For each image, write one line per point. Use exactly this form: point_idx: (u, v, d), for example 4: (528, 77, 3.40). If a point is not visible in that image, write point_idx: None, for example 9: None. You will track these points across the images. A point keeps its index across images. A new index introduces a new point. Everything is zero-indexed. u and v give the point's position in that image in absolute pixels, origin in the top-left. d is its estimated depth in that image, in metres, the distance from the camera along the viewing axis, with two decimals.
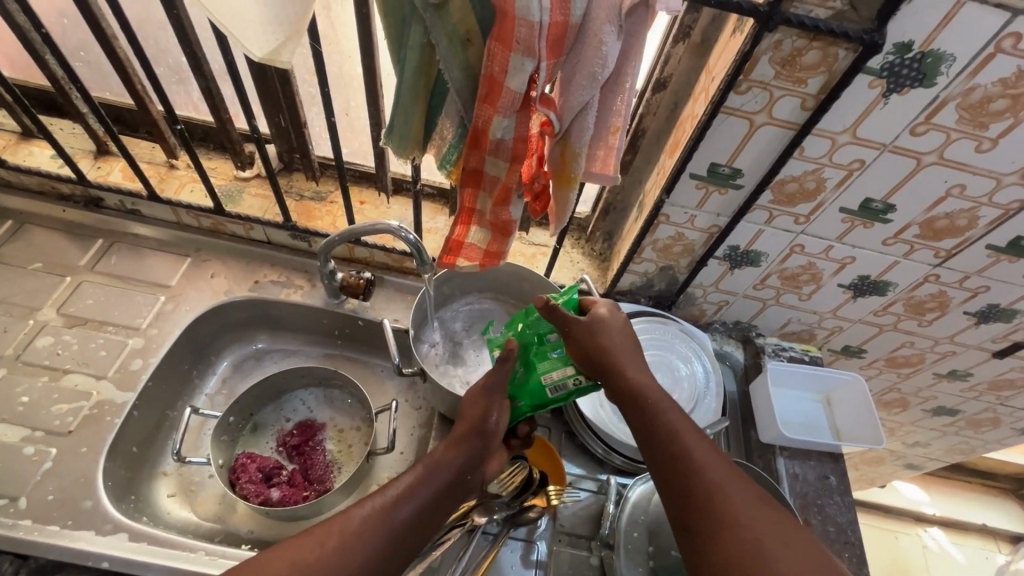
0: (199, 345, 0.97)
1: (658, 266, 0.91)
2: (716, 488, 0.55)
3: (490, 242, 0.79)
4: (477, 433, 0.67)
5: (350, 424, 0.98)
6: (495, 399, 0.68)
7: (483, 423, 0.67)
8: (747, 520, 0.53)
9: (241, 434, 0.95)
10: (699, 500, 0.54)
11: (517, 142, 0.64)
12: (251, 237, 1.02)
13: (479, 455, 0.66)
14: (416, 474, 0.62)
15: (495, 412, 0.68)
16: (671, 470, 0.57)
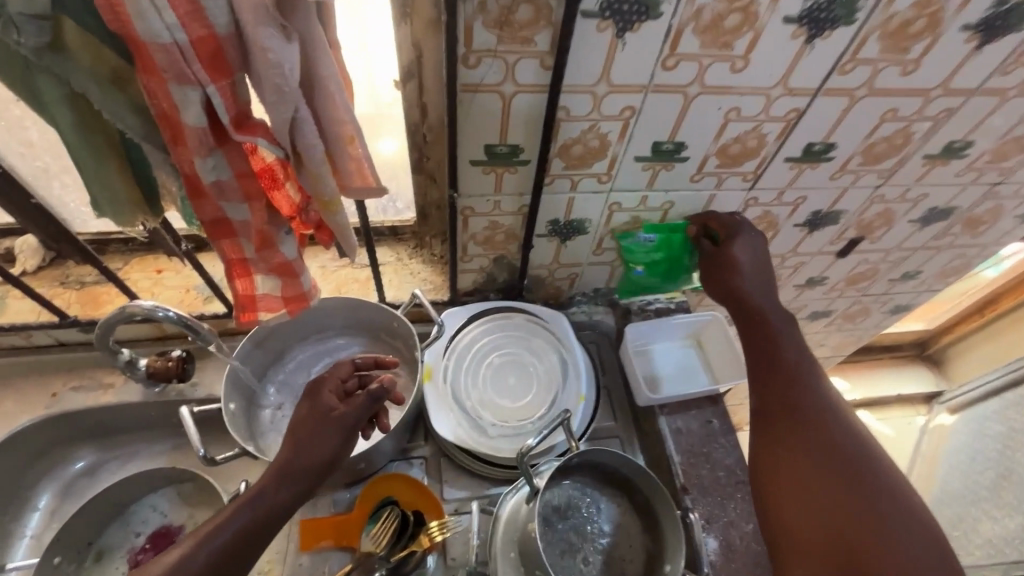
0: (5, 483, 0.83)
1: (491, 259, 0.85)
2: (819, 412, 0.67)
3: (284, 288, 0.68)
4: (304, 464, 0.60)
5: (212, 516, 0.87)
6: (329, 424, 0.62)
7: (314, 452, 0.61)
8: (838, 441, 0.65)
9: (83, 564, 0.83)
10: (787, 406, 0.69)
11: (243, 178, 0.55)
12: (35, 344, 0.87)
13: (308, 485, 0.61)
14: (233, 511, 0.56)
15: (328, 439, 0.62)
16: (773, 375, 0.72)
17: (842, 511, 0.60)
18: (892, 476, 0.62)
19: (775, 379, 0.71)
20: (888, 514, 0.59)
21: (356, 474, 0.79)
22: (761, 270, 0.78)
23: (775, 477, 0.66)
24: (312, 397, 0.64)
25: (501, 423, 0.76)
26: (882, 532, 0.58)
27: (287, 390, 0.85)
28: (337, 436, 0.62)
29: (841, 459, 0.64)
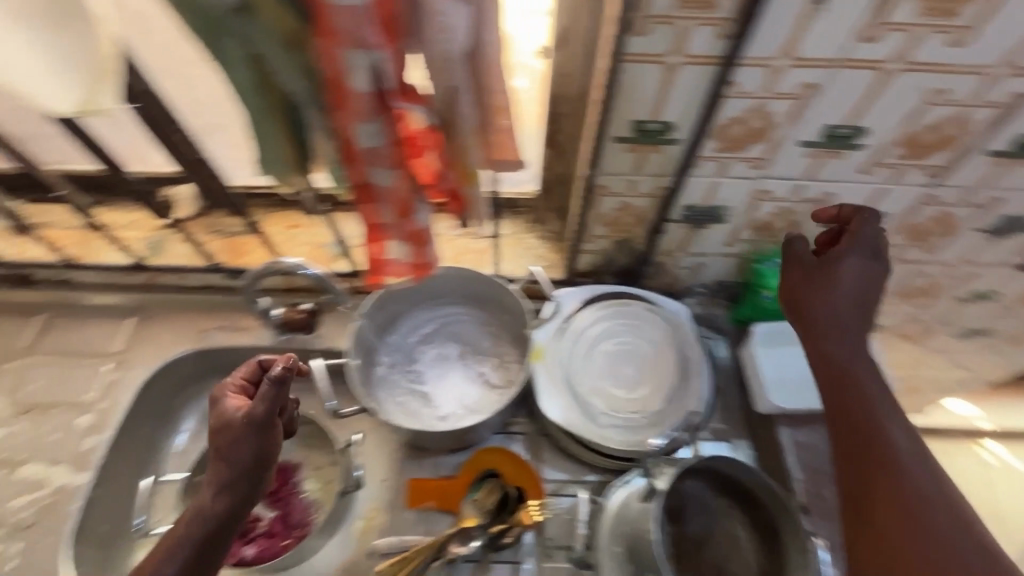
0: (158, 406, 0.93)
1: (614, 241, 0.81)
2: (881, 437, 0.56)
3: (412, 254, 0.70)
4: (223, 497, 0.60)
5: (325, 459, 0.94)
6: (238, 438, 0.60)
7: (198, 498, 0.60)
8: (843, 433, 0.58)
9: None
10: (862, 422, 0.58)
11: (394, 145, 0.55)
12: (187, 284, 0.95)
13: (222, 525, 0.60)
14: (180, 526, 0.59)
15: (215, 474, 0.60)
16: (843, 386, 0.60)
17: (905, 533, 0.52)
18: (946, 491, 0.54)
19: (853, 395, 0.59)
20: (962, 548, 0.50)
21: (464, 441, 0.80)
22: (860, 301, 0.62)
23: (877, 522, 0.53)
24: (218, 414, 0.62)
25: (612, 413, 0.73)
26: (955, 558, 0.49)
27: (404, 355, 0.87)
28: (263, 444, 0.61)
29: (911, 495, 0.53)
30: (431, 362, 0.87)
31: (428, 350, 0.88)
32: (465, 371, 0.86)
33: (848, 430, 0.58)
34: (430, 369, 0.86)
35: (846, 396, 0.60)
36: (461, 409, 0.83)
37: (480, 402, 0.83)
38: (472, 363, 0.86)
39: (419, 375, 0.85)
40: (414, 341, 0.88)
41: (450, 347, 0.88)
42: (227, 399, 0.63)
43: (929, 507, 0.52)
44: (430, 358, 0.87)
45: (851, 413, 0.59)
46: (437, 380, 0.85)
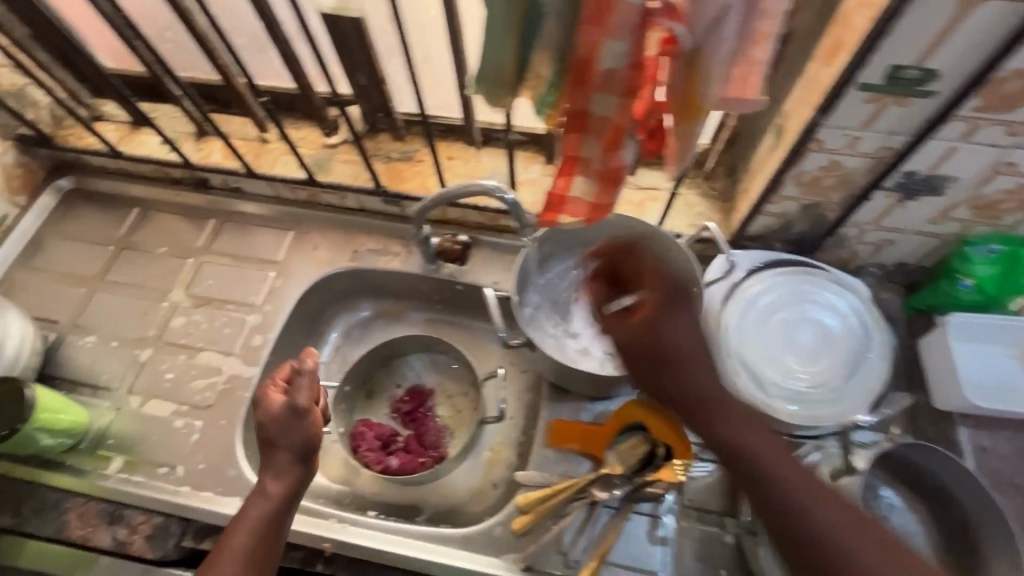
0: (310, 317, 0.99)
1: (801, 205, 0.75)
2: (763, 465, 0.54)
3: (596, 194, 0.68)
4: (268, 503, 0.63)
5: (458, 389, 0.97)
6: (276, 433, 0.65)
7: (258, 504, 0.63)
8: (755, 467, 0.54)
9: (358, 401, 0.96)
10: (742, 467, 0.54)
11: (632, 71, 0.53)
12: (346, 207, 1.01)
13: (280, 513, 0.63)
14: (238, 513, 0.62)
15: (268, 476, 0.64)
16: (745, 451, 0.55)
17: None
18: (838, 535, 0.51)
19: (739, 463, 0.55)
20: None
21: (612, 389, 0.80)
22: (701, 349, 0.57)
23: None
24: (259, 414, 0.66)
25: (784, 385, 0.70)
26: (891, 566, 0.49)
27: (556, 302, 0.87)
28: (307, 428, 0.65)
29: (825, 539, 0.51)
30: (585, 312, 0.87)
31: (582, 300, 0.87)
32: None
33: (763, 492, 0.54)
34: (584, 318, 0.86)
35: (733, 435, 0.55)
36: (621, 360, 0.83)
37: None
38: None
39: (567, 320, 0.86)
40: (566, 288, 0.88)
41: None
42: (275, 399, 0.66)
43: (836, 533, 0.51)
44: (584, 307, 0.87)
45: (738, 454, 0.55)
46: (593, 330, 0.85)
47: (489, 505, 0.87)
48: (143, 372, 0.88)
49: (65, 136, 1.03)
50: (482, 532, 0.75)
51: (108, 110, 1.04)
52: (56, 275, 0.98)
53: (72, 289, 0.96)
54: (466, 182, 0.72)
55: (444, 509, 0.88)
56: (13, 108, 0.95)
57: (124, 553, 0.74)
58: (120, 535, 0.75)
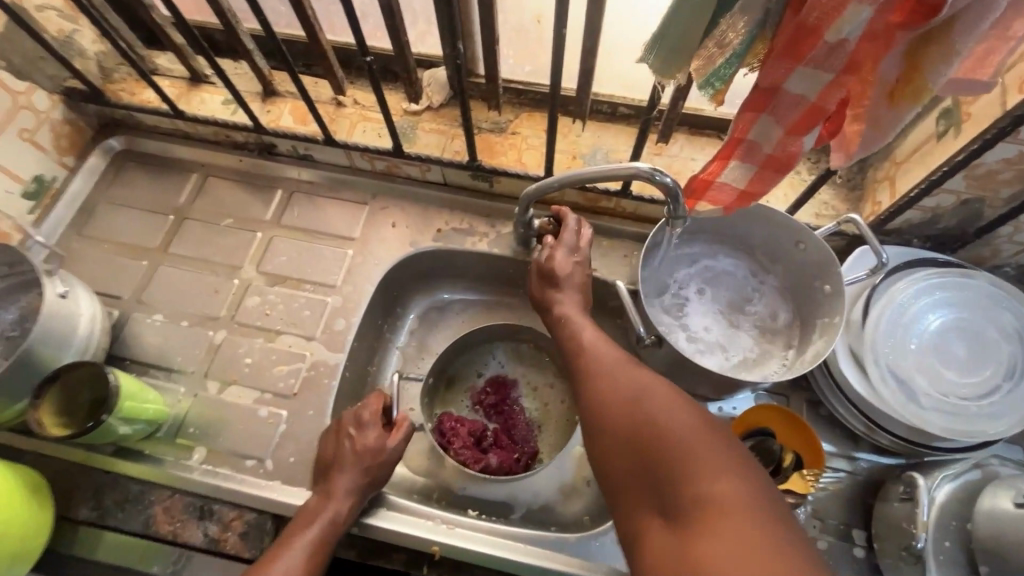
0: (388, 299, 0.92)
1: (960, 199, 0.68)
2: (653, 419, 0.58)
3: (751, 182, 0.61)
4: (308, 545, 0.63)
5: (542, 380, 0.92)
6: (347, 464, 0.67)
7: (293, 546, 0.62)
8: (619, 423, 0.60)
9: (437, 394, 0.90)
10: (629, 422, 0.59)
11: (862, 42, 0.46)
12: (427, 179, 0.92)
13: (336, 527, 0.65)
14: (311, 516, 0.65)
15: (318, 519, 0.64)
16: (618, 408, 0.61)
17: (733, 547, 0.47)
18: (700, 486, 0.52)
19: (626, 416, 0.60)
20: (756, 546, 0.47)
21: (734, 391, 0.75)
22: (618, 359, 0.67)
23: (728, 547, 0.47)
24: (342, 443, 0.69)
25: (939, 397, 0.65)
26: (731, 523, 0.48)
27: (674, 296, 0.80)
28: (396, 454, 0.70)
29: (693, 487, 0.52)
30: (706, 306, 0.80)
31: (700, 293, 0.81)
32: (744, 313, 0.80)
33: (636, 442, 0.58)
34: (707, 313, 0.80)
35: (621, 417, 0.60)
36: (756, 354, 0.78)
37: (766, 348, 0.78)
38: (751, 305, 0.81)
39: (683, 310, 0.80)
40: (681, 281, 0.81)
41: (722, 288, 0.81)
42: (372, 426, 0.70)
43: (706, 483, 0.51)
44: (704, 301, 0.81)
45: (622, 422, 0.60)
46: (720, 326, 0.79)
47: (585, 505, 0.83)
48: (219, 355, 0.82)
49: (117, 92, 0.93)
50: (598, 539, 0.71)
51: (163, 63, 0.95)
52: (112, 245, 0.90)
53: (132, 261, 0.89)
54: (612, 167, 0.66)
55: (539, 508, 0.83)
56: (64, 57, 0.85)
57: (217, 551, 0.69)
58: (212, 532, 0.70)
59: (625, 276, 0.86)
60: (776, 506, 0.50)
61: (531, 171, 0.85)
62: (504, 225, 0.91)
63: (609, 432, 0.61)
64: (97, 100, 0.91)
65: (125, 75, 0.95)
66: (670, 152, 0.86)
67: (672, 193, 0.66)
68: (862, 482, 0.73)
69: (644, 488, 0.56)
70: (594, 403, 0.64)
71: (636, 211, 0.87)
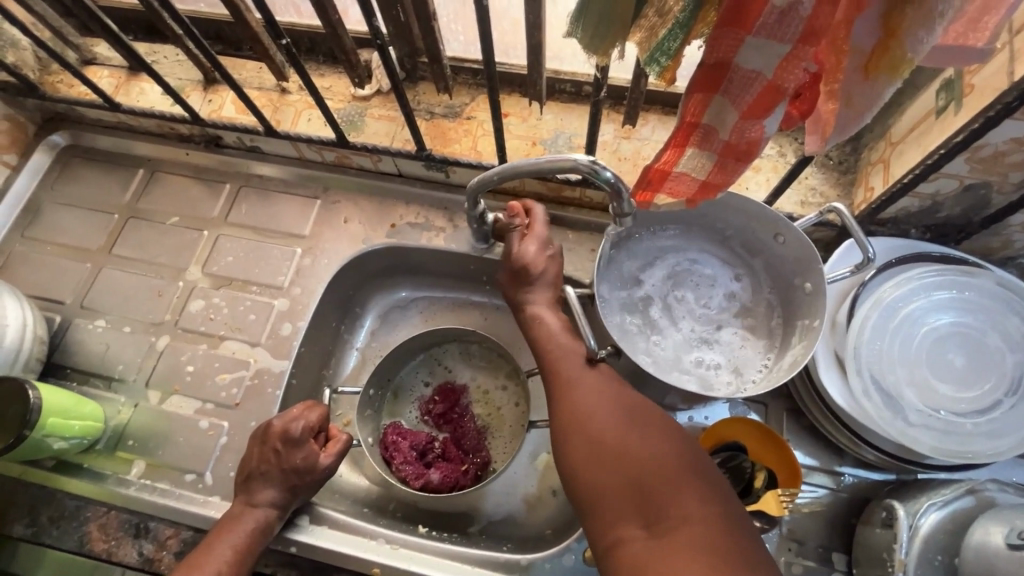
0: (343, 298, 0.87)
1: (963, 185, 0.59)
2: (630, 436, 0.54)
3: (711, 173, 0.53)
4: (233, 548, 0.61)
5: (494, 383, 0.86)
6: (273, 473, 0.64)
7: (219, 547, 0.61)
8: (597, 434, 0.56)
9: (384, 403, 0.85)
10: (601, 434, 0.55)
11: (822, 5, 0.38)
12: (380, 170, 0.86)
13: (269, 525, 0.64)
14: (239, 518, 0.63)
15: (245, 523, 0.63)
16: (590, 421, 0.57)
17: (712, 553, 0.45)
18: (673, 496, 0.50)
19: (596, 429, 0.56)
20: (733, 553, 0.45)
21: (704, 401, 0.68)
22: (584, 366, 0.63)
23: (699, 553, 0.45)
24: (266, 453, 0.65)
25: (928, 412, 0.58)
26: (714, 541, 0.46)
27: (640, 295, 0.74)
28: (327, 466, 0.67)
29: (668, 497, 0.50)
30: (682, 310, 0.73)
31: (672, 294, 0.74)
32: (724, 318, 0.73)
33: (607, 451, 0.54)
34: (678, 317, 0.73)
35: (600, 429, 0.56)
36: (730, 359, 0.70)
37: (742, 352, 0.71)
38: (732, 308, 0.73)
39: (651, 309, 0.73)
40: (650, 280, 0.74)
41: (699, 290, 0.74)
42: (306, 442, 0.66)
43: (679, 494, 0.50)
44: (679, 305, 0.73)
45: (600, 433, 0.55)
46: (696, 333, 0.72)
47: (550, 518, 0.78)
48: (162, 363, 0.78)
49: (55, 84, 0.89)
50: (552, 560, 0.66)
51: (100, 52, 0.90)
52: (56, 247, 0.87)
53: (76, 263, 0.85)
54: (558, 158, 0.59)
55: (499, 520, 0.78)
56: None
57: (153, 570, 0.67)
58: (147, 551, 0.67)
59: (591, 273, 0.79)
60: (740, 519, 0.49)
61: (486, 160, 0.78)
62: (462, 218, 0.84)
63: (583, 439, 0.56)
64: (32, 94, 0.86)
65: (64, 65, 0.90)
66: (640, 135, 0.77)
67: (617, 190, 0.60)
68: (845, 500, 0.66)
69: (621, 502, 0.52)
70: (568, 409, 0.59)
71: (603, 201, 0.79)
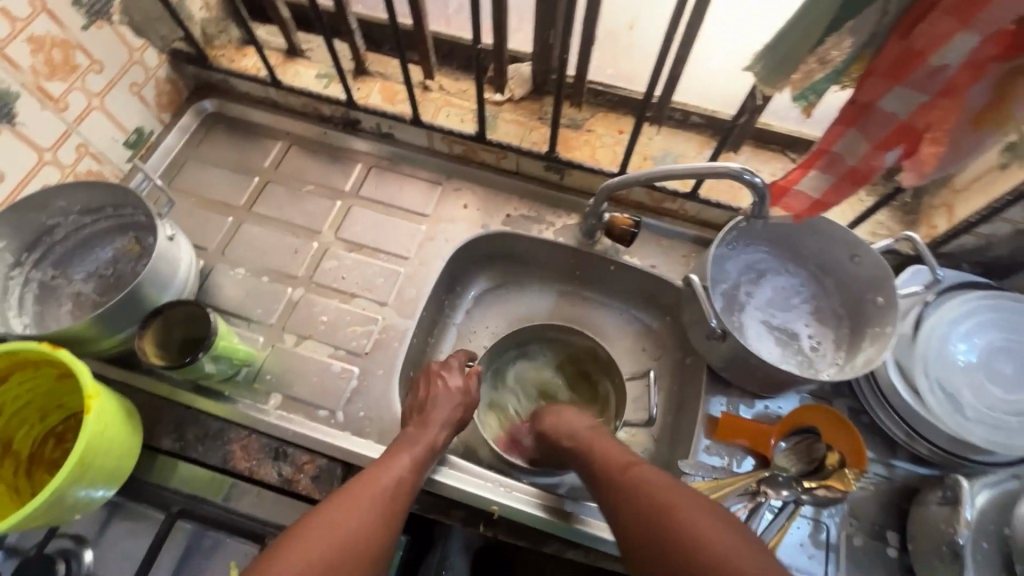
0: (453, 275, 0.97)
1: (1016, 229, 0.73)
2: (683, 513, 0.60)
3: (826, 193, 0.65)
4: (398, 478, 0.68)
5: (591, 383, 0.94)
6: (442, 397, 0.78)
7: (386, 473, 0.67)
8: (642, 508, 0.63)
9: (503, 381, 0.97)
10: (655, 531, 0.61)
11: (960, 72, 0.50)
12: (501, 167, 0.98)
13: (432, 454, 0.72)
14: (409, 444, 0.71)
15: (406, 455, 0.70)
16: (644, 510, 0.63)
17: None
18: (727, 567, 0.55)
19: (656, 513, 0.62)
20: None
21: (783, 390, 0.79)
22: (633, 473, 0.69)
23: None
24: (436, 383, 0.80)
25: (983, 409, 0.70)
26: None
27: (728, 297, 0.87)
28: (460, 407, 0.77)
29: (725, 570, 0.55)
30: (759, 318, 0.86)
31: (756, 303, 0.88)
32: (796, 325, 0.86)
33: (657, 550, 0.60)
34: (760, 322, 0.86)
35: (645, 496, 0.64)
36: (802, 360, 0.83)
37: (814, 358, 0.83)
38: (803, 317, 0.86)
39: (738, 311, 0.87)
40: (739, 287, 0.88)
41: (775, 301, 0.88)
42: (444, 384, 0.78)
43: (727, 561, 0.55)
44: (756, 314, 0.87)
45: (646, 497, 0.64)
46: (774, 337, 0.85)
47: None
48: (297, 311, 0.87)
49: (217, 57, 0.99)
50: None
51: (261, 34, 1.01)
52: (200, 200, 0.95)
53: (217, 216, 0.94)
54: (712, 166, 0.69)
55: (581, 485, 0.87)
56: (179, 20, 0.90)
57: (290, 490, 0.73)
58: (286, 472, 0.74)
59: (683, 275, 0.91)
60: None
61: (605, 167, 0.91)
62: (570, 216, 0.96)
63: (632, 507, 0.64)
64: (200, 62, 0.96)
65: (225, 42, 1.01)
66: (736, 161, 0.91)
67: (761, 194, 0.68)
68: (898, 487, 0.77)
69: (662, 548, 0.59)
70: (618, 507, 0.66)
71: (697, 214, 0.92)
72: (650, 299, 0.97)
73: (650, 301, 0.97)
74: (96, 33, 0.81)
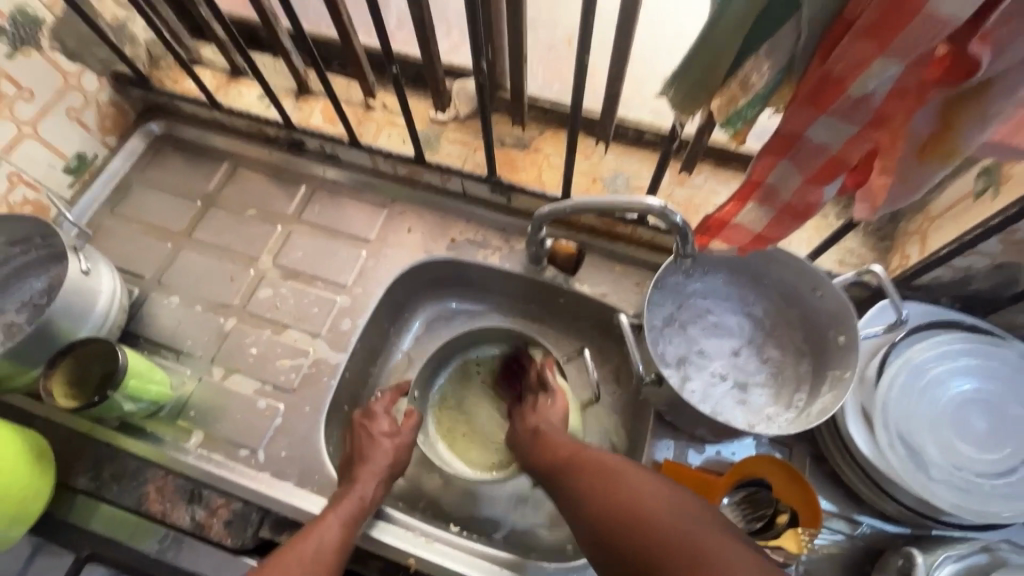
0: (397, 303, 0.93)
1: (995, 263, 0.64)
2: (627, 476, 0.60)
3: (768, 227, 0.58)
4: (319, 547, 0.61)
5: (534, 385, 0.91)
6: (373, 455, 0.70)
7: (306, 542, 0.61)
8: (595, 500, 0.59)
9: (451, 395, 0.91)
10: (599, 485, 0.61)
11: (889, 100, 0.44)
12: (447, 189, 0.93)
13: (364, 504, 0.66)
14: (344, 508, 0.65)
15: (330, 519, 0.64)
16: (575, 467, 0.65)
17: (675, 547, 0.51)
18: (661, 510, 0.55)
19: (597, 477, 0.62)
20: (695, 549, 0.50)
21: (733, 437, 0.72)
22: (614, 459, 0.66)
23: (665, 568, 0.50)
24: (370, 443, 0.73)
25: (950, 469, 0.62)
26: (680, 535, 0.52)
27: (680, 330, 0.80)
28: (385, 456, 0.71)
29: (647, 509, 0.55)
30: (697, 358, 0.78)
31: (709, 334, 0.80)
32: (733, 363, 0.78)
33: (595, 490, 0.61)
34: (714, 357, 0.78)
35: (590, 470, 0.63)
36: (757, 400, 0.76)
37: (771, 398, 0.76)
38: (739, 353, 0.79)
39: (691, 345, 0.79)
40: (691, 317, 0.80)
41: (710, 331, 0.80)
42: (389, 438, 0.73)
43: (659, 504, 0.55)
44: (694, 350, 0.79)
45: (592, 463, 0.64)
46: (729, 374, 0.78)
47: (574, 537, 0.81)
48: (228, 343, 0.84)
49: (161, 79, 0.97)
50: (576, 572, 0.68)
51: (206, 54, 0.99)
52: (141, 225, 0.94)
53: (157, 242, 0.92)
54: (627, 198, 0.66)
55: (523, 530, 0.81)
56: (115, 44, 0.89)
57: (203, 536, 0.71)
58: (199, 516, 0.72)
59: (635, 305, 0.84)
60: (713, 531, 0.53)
61: (549, 190, 0.85)
62: (518, 241, 0.90)
63: (580, 470, 0.64)
64: (141, 85, 0.95)
65: (171, 63, 0.99)
66: (693, 183, 0.84)
67: (682, 231, 0.66)
68: (861, 547, 0.69)
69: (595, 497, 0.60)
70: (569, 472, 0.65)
71: (652, 239, 0.85)
72: (605, 328, 0.90)
73: (605, 331, 0.91)
74: (22, 60, 0.80)
